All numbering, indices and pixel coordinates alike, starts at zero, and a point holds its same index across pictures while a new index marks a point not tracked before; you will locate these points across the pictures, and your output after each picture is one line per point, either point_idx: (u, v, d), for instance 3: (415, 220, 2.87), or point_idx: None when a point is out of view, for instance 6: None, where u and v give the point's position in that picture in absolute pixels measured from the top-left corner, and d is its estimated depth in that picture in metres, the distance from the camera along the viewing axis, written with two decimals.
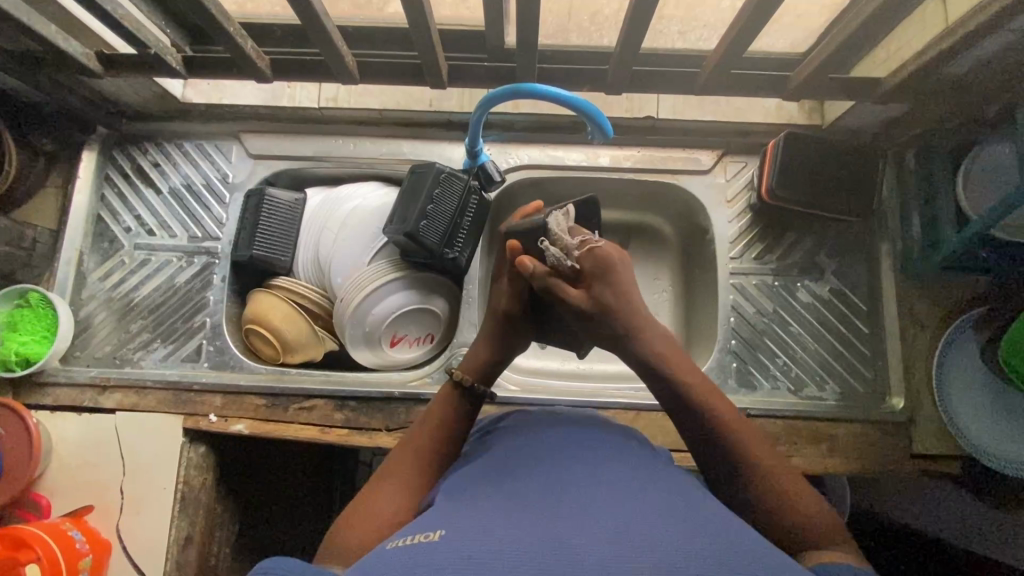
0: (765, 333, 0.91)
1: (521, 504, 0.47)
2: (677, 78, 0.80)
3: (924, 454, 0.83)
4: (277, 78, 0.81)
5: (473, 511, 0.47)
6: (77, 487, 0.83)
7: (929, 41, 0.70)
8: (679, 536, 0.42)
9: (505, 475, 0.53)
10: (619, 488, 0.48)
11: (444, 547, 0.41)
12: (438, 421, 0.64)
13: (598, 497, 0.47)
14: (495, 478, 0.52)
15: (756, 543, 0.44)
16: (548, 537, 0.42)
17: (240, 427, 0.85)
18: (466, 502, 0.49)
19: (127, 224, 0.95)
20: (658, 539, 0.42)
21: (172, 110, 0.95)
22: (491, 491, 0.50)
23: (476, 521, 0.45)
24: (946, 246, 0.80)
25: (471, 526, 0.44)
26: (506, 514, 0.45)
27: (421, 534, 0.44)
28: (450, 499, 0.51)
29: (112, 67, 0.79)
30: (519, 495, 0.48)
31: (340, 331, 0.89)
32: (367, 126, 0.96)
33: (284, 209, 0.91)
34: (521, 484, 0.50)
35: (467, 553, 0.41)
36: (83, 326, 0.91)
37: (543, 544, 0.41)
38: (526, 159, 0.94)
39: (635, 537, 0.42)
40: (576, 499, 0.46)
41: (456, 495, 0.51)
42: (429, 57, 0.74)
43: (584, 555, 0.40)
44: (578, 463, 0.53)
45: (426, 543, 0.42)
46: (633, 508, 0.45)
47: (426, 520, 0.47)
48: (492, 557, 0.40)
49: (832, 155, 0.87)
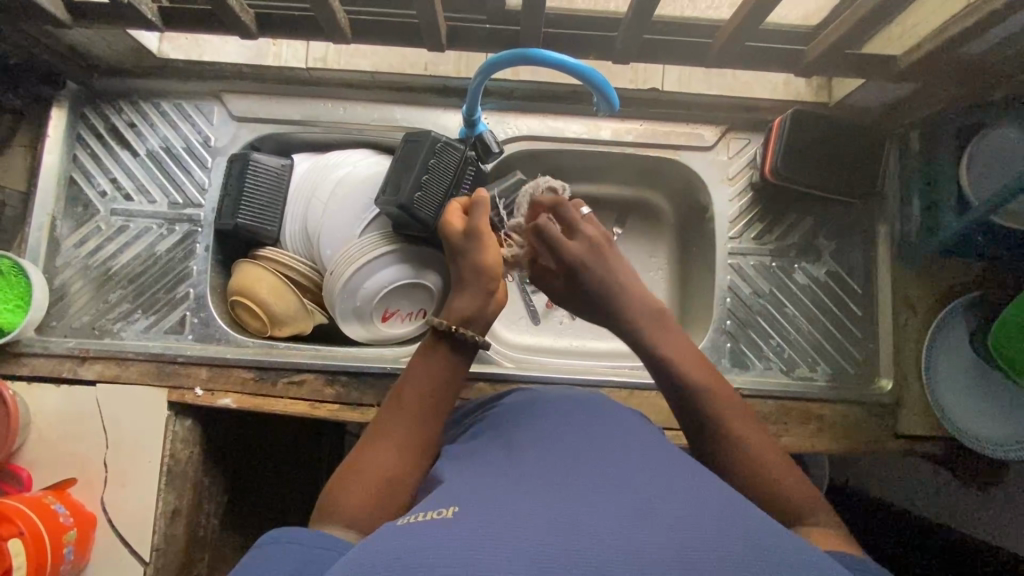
0: (761, 314, 0.91)
1: (535, 477, 0.46)
2: (687, 49, 0.77)
3: (908, 434, 0.85)
4: (262, 34, 0.76)
5: (480, 487, 0.46)
6: (59, 460, 0.81)
7: (951, 18, 0.67)
8: (695, 516, 0.41)
9: (517, 450, 0.52)
10: (632, 467, 0.48)
11: (452, 527, 0.40)
12: (435, 384, 0.60)
13: (614, 478, 0.45)
14: (501, 454, 0.52)
15: (775, 527, 0.43)
16: (559, 519, 0.40)
17: (227, 401, 0.83)
18: (472, 479, 0.48)
19: (102, 188, 0.90)
20: (675, 523, 0.40)
21: (148, 66, 0.89)
22: (500, 467, 0.49)
23: (485, 500, 0.43)
24: (947, 230, 0.79)
25: (480, 506, 0.43)
26: (514, 492, 0.44)
27: (430, 512, 0.43)
28: (455, 476, 0.50)
29: (82, 17, 0.73)
30: (528, 472, 0.47)
31: (331, 304, 0.86)
32: (358, 89, 0.91)
33: (271, 175, 0.87)
34: (532, 459, 0.49)
35: (478, 532, 0.39)
36: (58, 295, 0.87)
37: (554, 525, 0.40)
38: (525, 129, 0.90)
39: (651, 521, 0.40)
40: (588, 480, 0.45)
41: (462, 475, 0.49)
42: (427, 17, 0.70)
43: (597, 533, 0.39)
44: (588, 440, 0.52)
45: (437, 520, 0.41)
46: (646, 488, 0.44)
47: (435, 497, 0.46)
48: (502, 534, 0.39)
49: (838, 134, 0.85)
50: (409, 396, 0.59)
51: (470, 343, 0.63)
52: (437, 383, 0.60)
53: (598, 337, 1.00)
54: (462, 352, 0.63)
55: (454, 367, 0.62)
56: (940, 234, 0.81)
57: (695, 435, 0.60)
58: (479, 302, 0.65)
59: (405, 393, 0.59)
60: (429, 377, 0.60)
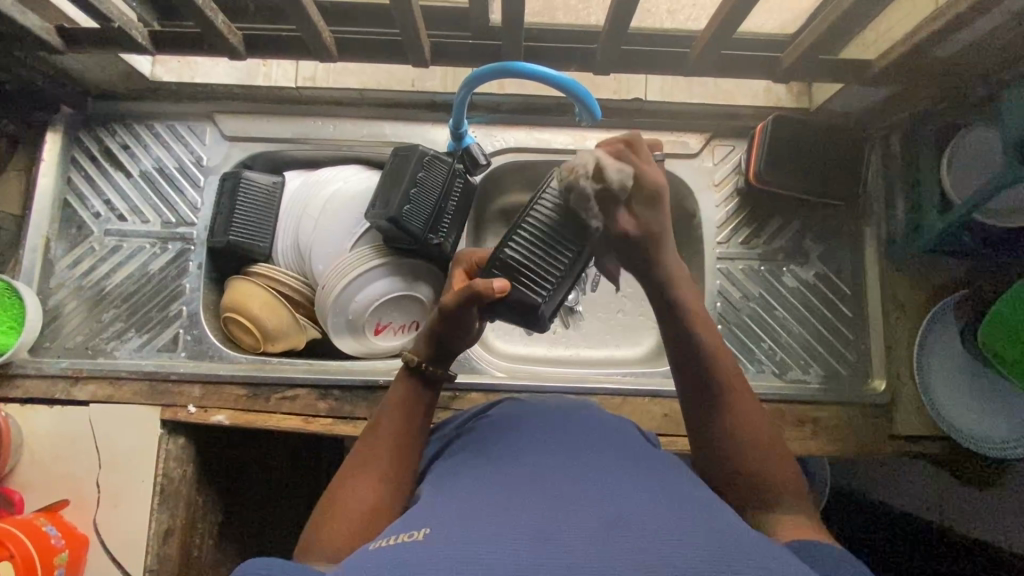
0: (751, 318, 0.91)
1: (514, 492, 0.46)
2: (666, 59, 0.79)
3: (904, 435, 0.85)
4: (250, 55, 0.77)
5: (460, 504, 0.46)
6: (51, 481, 0.81)
7: (920, 22, 0.69)
8: (673, 527, 0.41)
9: (501, 463, 0.52)
10: (613, 480, 0.48)
11: (433, 544, 0.40)
12: (410, 411, 0.60)
13: (594, 489, 0.46)
14: (484, 469, 0.52)
15: (755, 538, 0.42)
16: (538, 534, 0.40)
17: (221, 417, 0.83)
18: (451, 496, 0.48)
19: (96, 209, 0.91)
20: (655, 531, 0.41)
21: (142, 89, 0.91)
22: (481, 483, 0.49)
23: (464, 515, 0.43)
24: (930, 230, 0.80)
25: (459, 523, 0.43)
26: (493, 508, 0.44)
27: (406, 533, 0.43)
28: (437, 493, 0.50)
29: (74, 43, 0.75)
30: (510, 486, 0.47)
31: (323, 319, 0.87)
32: (348, 106, 0.92)
33: (262, 193, 0.88)
34: (513, 474, 0.49)
35: (457, 549, 0.39)
36: (52, 316, 0.88)
37: (531, 541, 0.40)
38: (512, 142, 0.92)
39: (630, 532, 0.40)
40: (568, 493, 0.45)
41: (444, 491, 0.49)
42: (411, 35, 0.72)
43: (570, 549, 0.39)
44: (569, 452, 0.52)
45: (413, 541, 0.41)
46: (625, 500, 0.44)
47: (414, 516, 0.46)
48: (477, 553, 0.39)
49: (819, 139, 0.86)
50: (387, 425, 0.59)
51: (436, 378, 0.62)
52: (411, 411, 0.60)
53: (591, 345, 1.00)
54: (432, 383, 0.62)
55: (423, 396, 0.62)
56: (923, 234, 0.82)
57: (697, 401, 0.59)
58: (442, 345, 0.62)
59: (380, 425, 0.59)
60: (404, 406, 0.61)
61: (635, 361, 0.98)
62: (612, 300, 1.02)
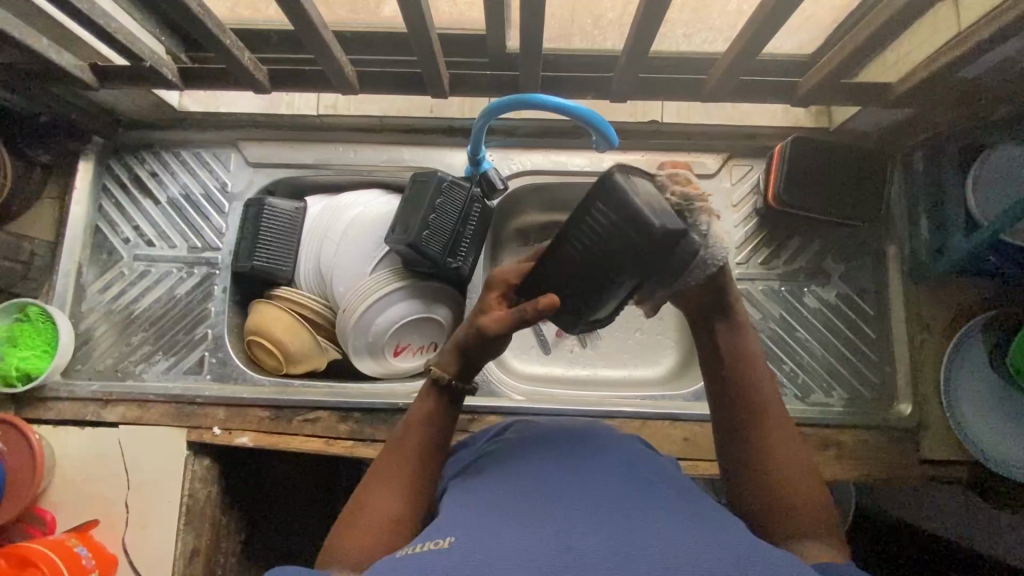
0: (772, 339, 0.90)
1: (532, 506, 0.48)
2: (681, 85, 0.79)
3: (932, 459, 0.83)
4: (274, 88, 0.80)
5: (479, 514, 0.47)
6: (82, 502, 0.83)
7: (942, 47, 0.68)
8: (686, 539, 0.43)
9: (520, 476, 0.53)
10: (627, 493, 0.49)
11: (451, 556, 0.41)
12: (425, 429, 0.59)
13: (615, 501, 0.47)
14: (505, 480, 0.53)
15: (766, 552, 0.44)
16: (558, 546, 0.42)
17: (245, 439, 0.85)
18: (473, 506, 0.49)
19: (125, 235, 0.93)
20: (670, 545, 0.42)
21: (169, 119, 0.94)
22: (502, 494, 0.51)
23: (483, 527, 0.45)
24: (955, 251, 0.78)
25: (481, 533, 0.44)
26: (514, 520, 0.46)
27: (429, 541, 0.45)
28: (459, 503, 0.51)
29: (107, 79, 0.78)
30: (528, 499, 0.49)
31: (343, 342, 0.88)
32: (368, 133, 0.95)
33: (285, 218, 0.90)
34: (532, 486, 0.51)
35: (476, 559, 0.41)
36: (83, 339, 0.90)
37: (550, 554, 0.41)
38: (529, 165, 0.93)
39: (648, 548, 0.42)
40: (586, 506, 0.47)
41: (464, 502, 0.51)
42: (431, 66, 0.73)
43: (589, 561, 0.40)
44: (588, 464, 0.54)
45: (437, 549, 0.43)
46: (639, 515, 0.46)
47: (437, 526, 0.48)
48: (501, 562, 0.41)
49: (838, 159, 0.86)
50: (410, 440, 0.58)
51: (460, 392, 0.61)
52: (430, 428, 0.59)
53: (610, 365, 0.99)
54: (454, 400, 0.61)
55: (445, 416, 0.60)
56: (950, 255, 0.80)
57: (728, 403, 0.62)
58: (469, 362, 0.61)
59: (402, 443, 0.58)
60: (426, 424, 0.59)
61: (651, 384, 0.98)
62: (630, 319, 1.01)
